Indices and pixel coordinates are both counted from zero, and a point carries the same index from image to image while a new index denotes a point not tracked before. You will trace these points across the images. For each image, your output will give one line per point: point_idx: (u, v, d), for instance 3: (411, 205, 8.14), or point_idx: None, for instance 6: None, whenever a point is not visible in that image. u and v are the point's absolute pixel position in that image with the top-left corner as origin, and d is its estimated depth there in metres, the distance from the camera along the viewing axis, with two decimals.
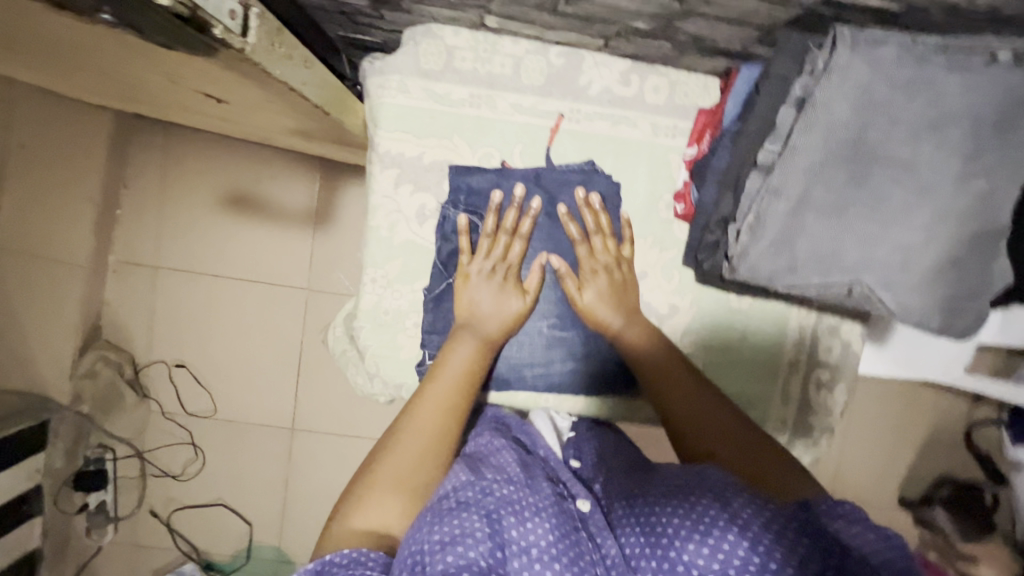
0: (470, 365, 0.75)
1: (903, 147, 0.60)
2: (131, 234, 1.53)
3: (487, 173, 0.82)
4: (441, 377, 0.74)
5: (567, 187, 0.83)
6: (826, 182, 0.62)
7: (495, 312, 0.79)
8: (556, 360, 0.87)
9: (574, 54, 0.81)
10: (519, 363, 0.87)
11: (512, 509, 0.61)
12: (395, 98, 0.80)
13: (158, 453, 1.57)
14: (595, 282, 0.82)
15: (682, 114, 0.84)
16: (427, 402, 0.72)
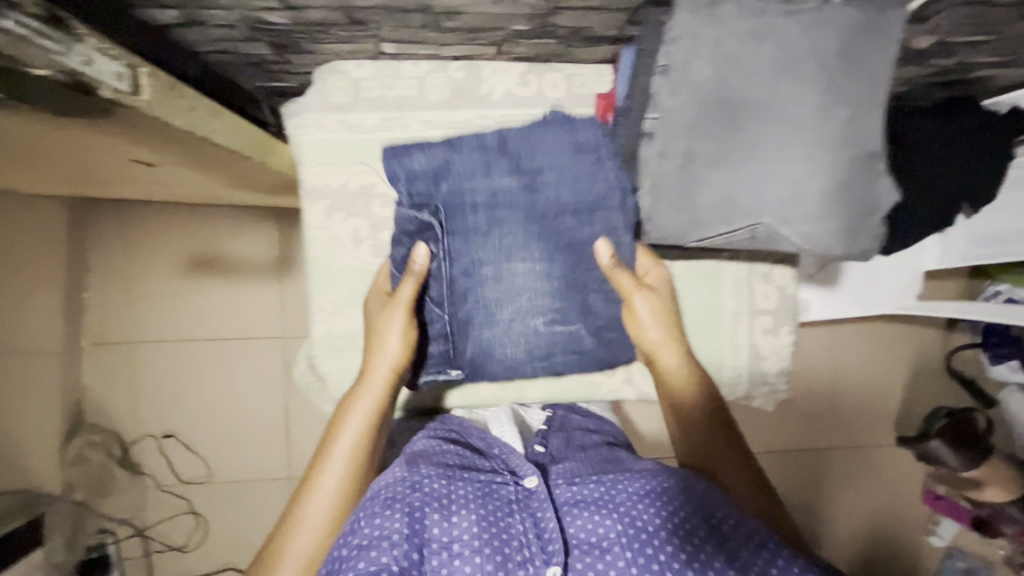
0: (369, 421, 0.82)
1: (767, 91, 0.65)
2: (102, 314, 1.53)
3: (448, 152, 0.85)
4: (349, 420, 0.82)
5: (525, 144, 0.86)
6: (704, 135, 0.67)
7: (386, 351, 0.84)
8: (548, 343, 0.92)
9: (471, 66, 0.86)
10: (512, 356, 0.92)
11: (437, 505, 0.72)
12: (313, 134, 0.85)
13: (160, 528, 1.56)
14: (650, 293, 0.91)
15: (581, 102, 0.89)
16: (336, 446, 0.81)
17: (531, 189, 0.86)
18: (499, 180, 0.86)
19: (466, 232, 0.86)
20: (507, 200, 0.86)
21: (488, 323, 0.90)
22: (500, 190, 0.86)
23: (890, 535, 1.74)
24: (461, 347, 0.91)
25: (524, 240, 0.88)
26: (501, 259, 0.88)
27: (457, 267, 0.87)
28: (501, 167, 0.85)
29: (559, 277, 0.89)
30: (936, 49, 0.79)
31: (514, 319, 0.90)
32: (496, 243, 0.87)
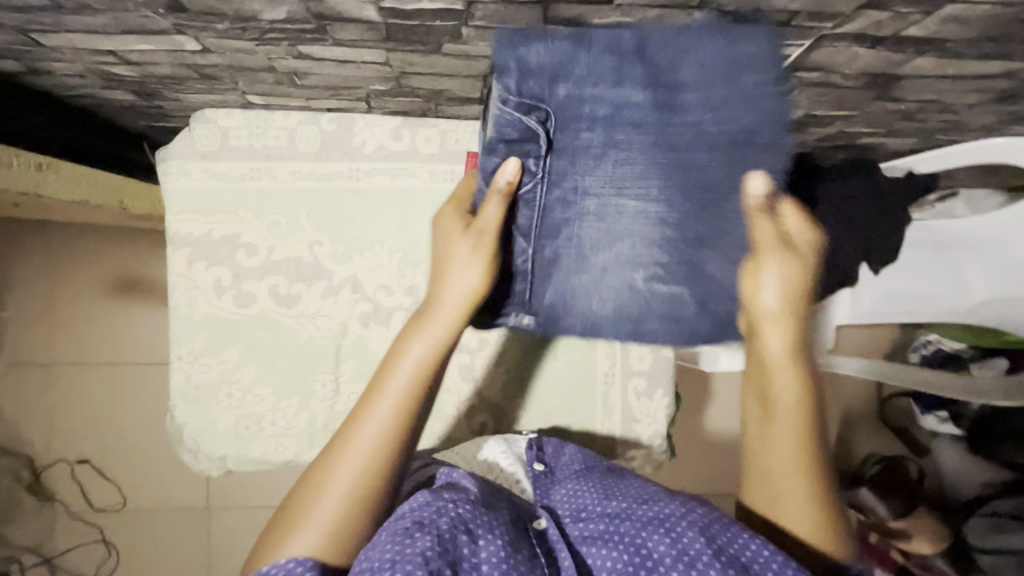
0: (424, 372, 0.58)
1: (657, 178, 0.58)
2: (18, 334, 1.49)
3: (594, 33, 0.51)
4: (391, 380, 0.57)
5: (670, 57, 0.52)
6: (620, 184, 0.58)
7: (447, 302, 0.59)
8: (645, 311, 0.63)
9: (344, 117, 0.77)
10: (598, 316, 0.64)
11: (466, 528, 0.53)
12: (176, 182, 0.75)
13: (69, 557, 1.51)
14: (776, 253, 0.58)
15: (457, 159, 0.79)
16: (368, 415, 0.56)
17: (666, 116, 0.55)
18: (616, 91, 0.54)
19: (573, 152, 0.57)
20: (629, 118, 0.55)
21: (576, 271, 0.62)
22: (633, 129, 0.56)
23: None
24: (538, 293, 0.63)
25: (645, 173, 0.58)
26: (607, 192, 0.58)
27: (554, 195, 0.58)
28: (619, 74, 0.53)
29: (687, 228, 0.60)
30: (813, 119, 0.78)
31: (608, 271, 0.62)
32: (609, 166, 0.57)
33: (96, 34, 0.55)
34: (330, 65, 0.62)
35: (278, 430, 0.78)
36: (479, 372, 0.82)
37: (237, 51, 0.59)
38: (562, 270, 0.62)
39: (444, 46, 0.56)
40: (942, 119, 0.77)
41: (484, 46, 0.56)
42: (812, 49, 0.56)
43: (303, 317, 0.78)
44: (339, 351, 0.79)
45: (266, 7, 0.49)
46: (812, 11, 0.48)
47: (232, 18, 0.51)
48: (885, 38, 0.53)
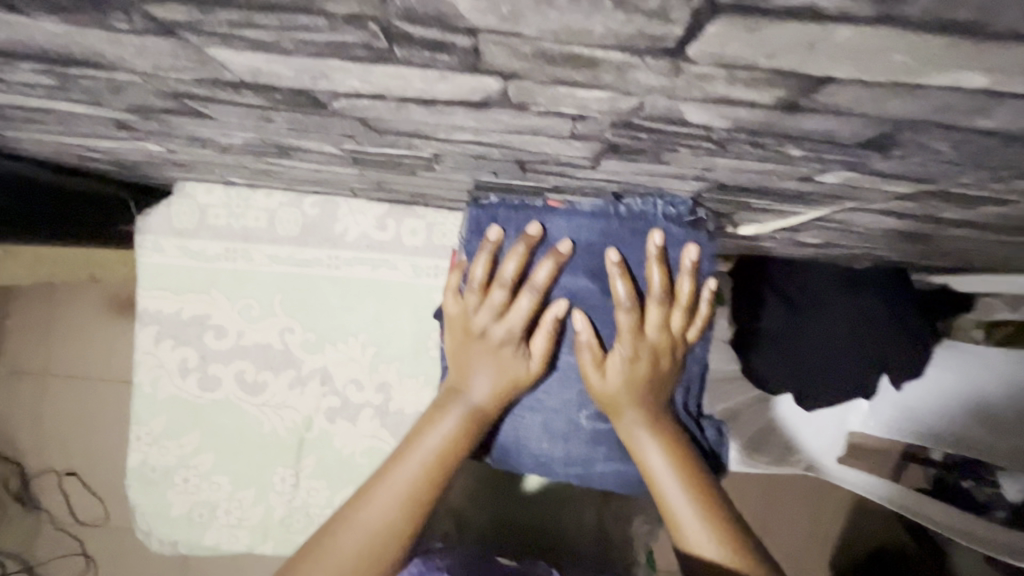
0: (448, 449, 0.50)
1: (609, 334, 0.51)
2: (23, 343, 1.51)
3: (552, 223, 0.50)
4: (413, 448, 0.51)
5: (634, 246, 0.49)
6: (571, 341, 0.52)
7: (488, 378, 0.51)
8: (597, 458, 0.55)
9: (327, 201, 0.73)
10: (549, 460, 0.54)
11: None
12: (150, 258, 0.73)
13: (50, 566, 1.53)
14: (616, 361, 0.50)
15: (442, 254, 0.74)
16: (379, 487, 0.49)
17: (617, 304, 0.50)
18: (570, 277, 0.50)
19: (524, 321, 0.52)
20: (588, 303, 0.51)
21: (530, 416, 0.54)
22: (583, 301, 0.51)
23: None
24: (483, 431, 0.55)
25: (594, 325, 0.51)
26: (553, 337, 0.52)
27: None
28: (575, 263, 0.50)
29: None
30: (835, 246, 0.70)
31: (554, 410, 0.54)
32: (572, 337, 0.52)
33: (53, 135, 0.52)
34: (302, 170, 0.58)
35: (232, 520, 0.75)
36: None
37: (202, 155, 0.55)
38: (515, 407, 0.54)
39: (419, 174, 0.52)
40: (986, 258, 0.69)
41: (459, 177, 0.51)
42: (826, 213, 0.49)
43: (267, 407, 0.74)
44: (302, 445, 0.75)
45: (219, 137, 0.45)
46: (828, 194, 0.41)
47: (188, 139, 0.47)
48: (914, 215, 0.46)
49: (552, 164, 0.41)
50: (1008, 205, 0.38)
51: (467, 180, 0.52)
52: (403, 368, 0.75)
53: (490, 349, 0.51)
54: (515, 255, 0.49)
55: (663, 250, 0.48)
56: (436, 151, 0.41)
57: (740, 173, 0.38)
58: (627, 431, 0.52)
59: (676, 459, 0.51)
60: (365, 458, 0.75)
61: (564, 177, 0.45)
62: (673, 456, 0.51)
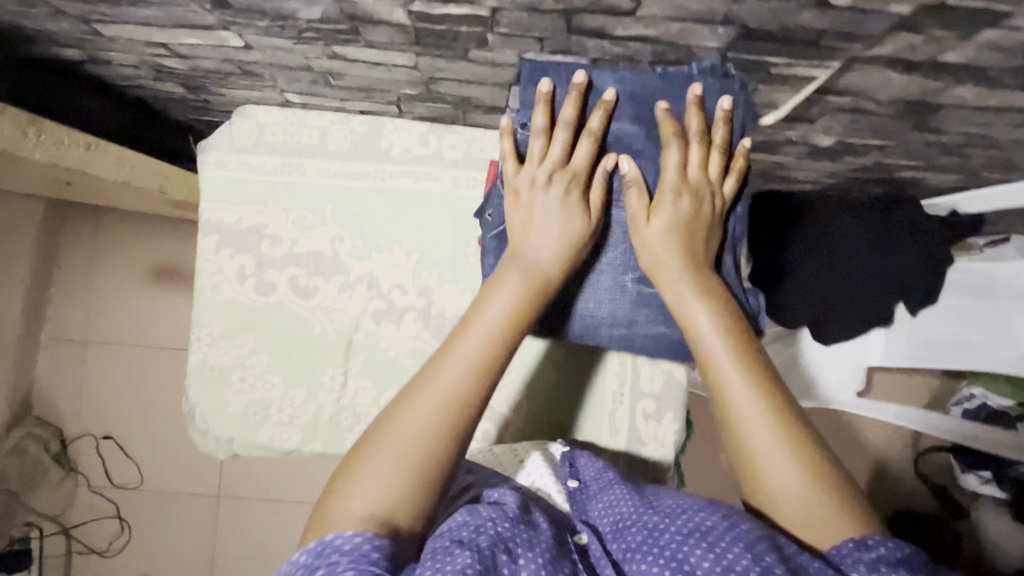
0: (513, 315, 0.53)
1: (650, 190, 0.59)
2: (63, 311, 1.56)
3: (599, 78, 0.57)
4: (477, 318, 0.52)
5: (673, 105, 0.58)
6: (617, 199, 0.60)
7: (548, 237, 0.56)
8: (640, 316, 0.62)
9: (374, 119, 0.80)
10: (595, 318, 0.63)
11: (504, 545, 0.45)
12: (211, 172, 0.79)
13: (85, 528, 1.57)
14: (662, 204, 0.57)
15: (479, 166, 0.80)
16: (448, 357, 0.50)
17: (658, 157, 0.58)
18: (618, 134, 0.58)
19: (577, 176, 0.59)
20: (632, 153, 0.59)
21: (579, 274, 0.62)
22: (627, 156, 0.59)
23: None
24: None
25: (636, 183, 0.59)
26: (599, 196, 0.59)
27: None
28: (620, 114, 0.58)
29: None
30: (845, 147, 0.76)
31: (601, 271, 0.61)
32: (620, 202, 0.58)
33: (148, 26, 0.59)
34: (362, 66, 0.65)
35: (284, 418, 0.80)
36: None
37: (276, 48, 0.62)
38: None
39: (470, 53, 0.58)
40: (990, 154, 0.74)
41: (507, 54, 0.57)
42: (840, 73, 0.54)
43: (317, 309, 0.79)
44: (350, 345, 0.80)
45: (303, 6, 0.52)
46: (839, 31, 0.47)
47: (272, 16, 0.54)
48: (919, 64, 0.51)
49: (597, 9, 0.47)
50: (999, 26, 0.44)
51: (514, 58, 0.58)
52: (445, 273, 0.80)
53: (551, 195, 0.57)
54: (571, 102, 0.57)
55: (700, 99, 0.57)
56: (494, 3, 0.48)
57: (762, 2, 0.44)
58: (673, 290, 0.56)
59: (720, 314, 0.54)
60: (409, 358, 0.80)
61: (606, 36, 0.52)
62: (717, 310, 0.54)
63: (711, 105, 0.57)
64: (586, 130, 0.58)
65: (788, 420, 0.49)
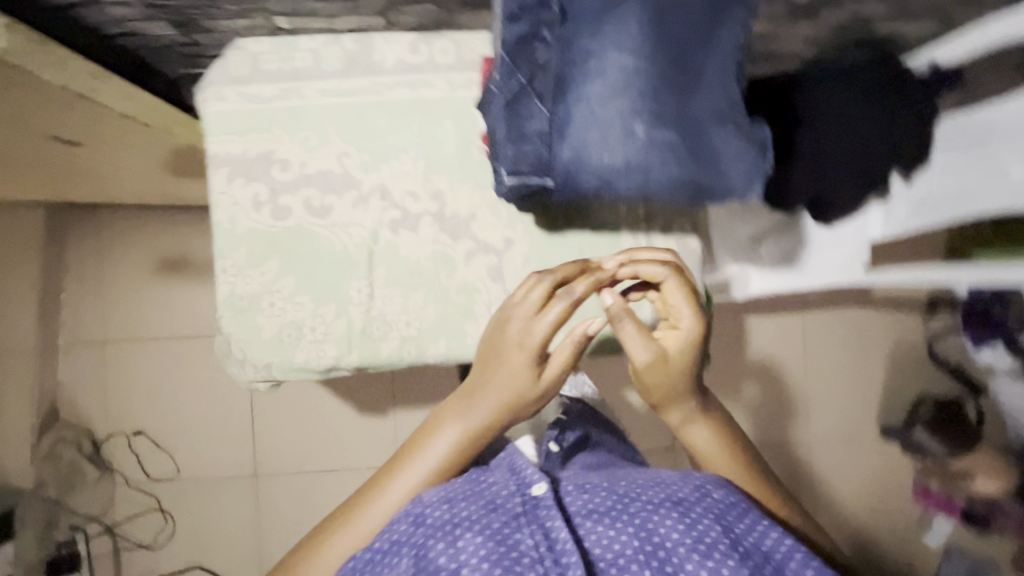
0: (451, 453, 0.70)
1: (655, 25, 0.56)
2: (77, 315, 1.57)
3: None
4: (424, 450, 0.70)
5: None
6: (624, 37, 0.56)
7: (492, 393, 0.70)
8: (654, 164, 0.60)
9: (364, 36, 0.82)
10: (611, 171, 0.60)
11: (443, 532, 0.57)
12: (214, 106, 0.81)
13: (129, 525, 1.58)
14: (653, 344, 0.70)
15: (472, 67, 0.82)
16: (397, 478, 0.69)
17: None
18: None
19: (579, 16, 0.56)
20: None
21: (590, 129, 0.58)
22: None
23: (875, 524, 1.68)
24: (550, 150, 0.59)
25: (639, 20, 0.56)
26: (604, 36, 0.56)
27: (569, 56, 0.56)
28: None
29: (683, 69, 0.58)
30: None
31: (612, 122, 0.58)
32: (620, 14, 0.56)
33: None
34: None
35: (318, 336, 0.81)
36: (506, 270, 0.82)
37: None
38: (575, 119, 0.58)
39: None
40: None
41: None
42: None
43: (335, 226, 0.81)
44: (372, 256, 0.82)
45: None
46: None
47: None
48: None
49: None
50: None
51: None
52: (454, 175, 0.82)
53: (519, 363, 0.69)
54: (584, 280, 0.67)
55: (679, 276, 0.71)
56: None
57: None
58: (674, 407, 0.75)
59: (707, 422, 0.76)
60: (431, 262, 0.82)
61: None
62: (704, 417, 0.76)
63: None
64: (579, 284, 0.68)
65: (750, 477, 0.75)
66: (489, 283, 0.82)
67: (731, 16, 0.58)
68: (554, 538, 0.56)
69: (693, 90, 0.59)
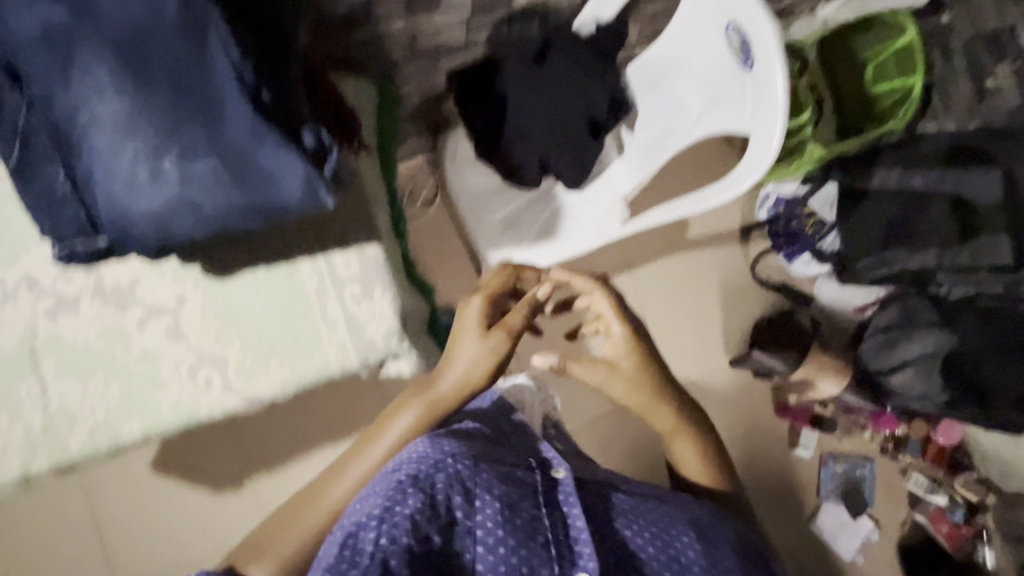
0: (409, 431, 0.84)
1: (124, 64, 0.53)
2: None
3: None
4: (390, 430, 0.84)
5: None
6: (97, 84, 0.53)
7: (450, 376, 0.85)
8: (200, 198, 0.58)
9: None
10: (157, 217, 0.58)
11: (460, 487, 0.66)
12: None
13: None
14: (591, 361, 0.89)
15: None
16: (367, 453, 0.84)
17: (108, 26, 0.52)
18: (44, 12, 0.51)
19: (41, 76, 0.53)
20: (70, 33, 0.52)
21: (113, 184, 0.56)
22: (73, 34, 0.52)
23: (754, 453, 1.70)
24: (87, 213, 0.58)
25: (107, 61, 0.53)
26: (76, 89, 0.53)
27: (51, 118, 0.54)
28: None
29: (186, 99, 0.55)
30: None
31: (129, 171, 0.56)
32: (83, 60, 0.53)
33: None
34: None
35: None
36: (186, 328, 0.79)
37: None
38: (93, 179, 0.56)
39: None
40: None
41: None
42: None
43: None
44: (35, 351, 0.77)
45: None
46: None
47: None
48: None
49: None
50: None
51: None
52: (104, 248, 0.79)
53: (469, 339, 0.86)
54: (489, 291, 0.92)
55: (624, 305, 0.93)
56: None
57: None
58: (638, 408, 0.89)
59: (671, 429, 0.89)
60: (101, 340, 0.78)
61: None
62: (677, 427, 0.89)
63: None
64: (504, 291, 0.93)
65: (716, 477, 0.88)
66: (170, 344, 0.79)
67: (215, 32, 0.54)
68: (570, 526, 0.65)
69: (206, 115, 0.56)
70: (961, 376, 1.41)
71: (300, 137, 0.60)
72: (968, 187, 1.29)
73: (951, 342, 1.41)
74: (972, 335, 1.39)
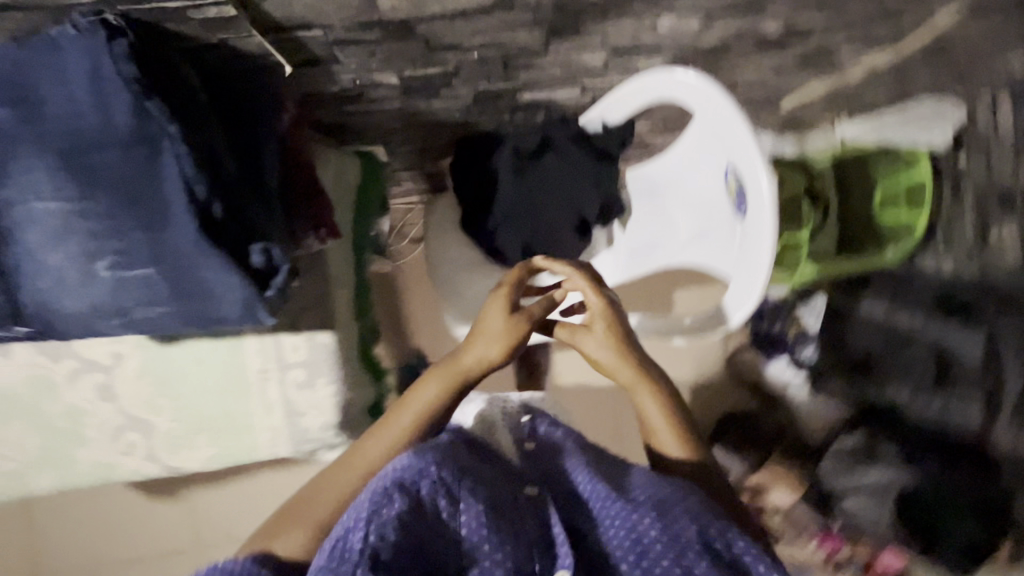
0: (436, 403, 0.62)
1: (62, 170, 0.51)
2: None
3: None
4: (416, 399, 0.62)
5: (56, 76, 0.50)
6: (32, 187, 0.51)
7: (484, 338, 0.64)
8: (131, 305, 0.56)
9: None
10: (81, 317, 0.55)
11: (449, 496, 0.48)
12: None
13: None
14: (592, 337, 0.67)
15: None
16: (389, 427, 0.61)
17: (51, 133, 0.50)
18: None
19: None
20: (10, 136, 0.50)
21: (38, 282, 0.54)
22: (13, 137, 0.50)
23: None
24: (10, 303, 0.55)
25: (45, 165, 0.50)
26: (10, 188, 0.51)
27: None
28: None
29: (126, 209, 0.53)
30: (412, 81, 0.77)
31: (56, 272, 0.53)
32: (23, 163, 0.50)
33: None
34: None
35: None
36: (117, 389, 0.76)
37: None
38: (19, 275, 0.54)
39: None
40: (550, 63, 0.78)
41: None
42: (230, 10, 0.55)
43: None
44: None
45: None
46: None
47: None
48: None
49: None
50: None
51: None
52: None
53: (498, 312, 0.65)
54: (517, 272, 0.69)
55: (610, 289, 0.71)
56: None
57: None
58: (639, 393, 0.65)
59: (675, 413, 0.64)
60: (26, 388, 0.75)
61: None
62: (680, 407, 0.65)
63: (89, 67, 0.50)
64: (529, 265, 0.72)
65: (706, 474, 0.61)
66: (99, 404, 0.76)
67: (165, 145, 0.52)
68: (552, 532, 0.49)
69: (146, 225, 0.54)
70: (917, 517, 1.19)
71: (248, 253, 0.58)
72: (953, 339, 1.13)
73: (921, 480, 1.18)
74: (936, 479, 1.16)
